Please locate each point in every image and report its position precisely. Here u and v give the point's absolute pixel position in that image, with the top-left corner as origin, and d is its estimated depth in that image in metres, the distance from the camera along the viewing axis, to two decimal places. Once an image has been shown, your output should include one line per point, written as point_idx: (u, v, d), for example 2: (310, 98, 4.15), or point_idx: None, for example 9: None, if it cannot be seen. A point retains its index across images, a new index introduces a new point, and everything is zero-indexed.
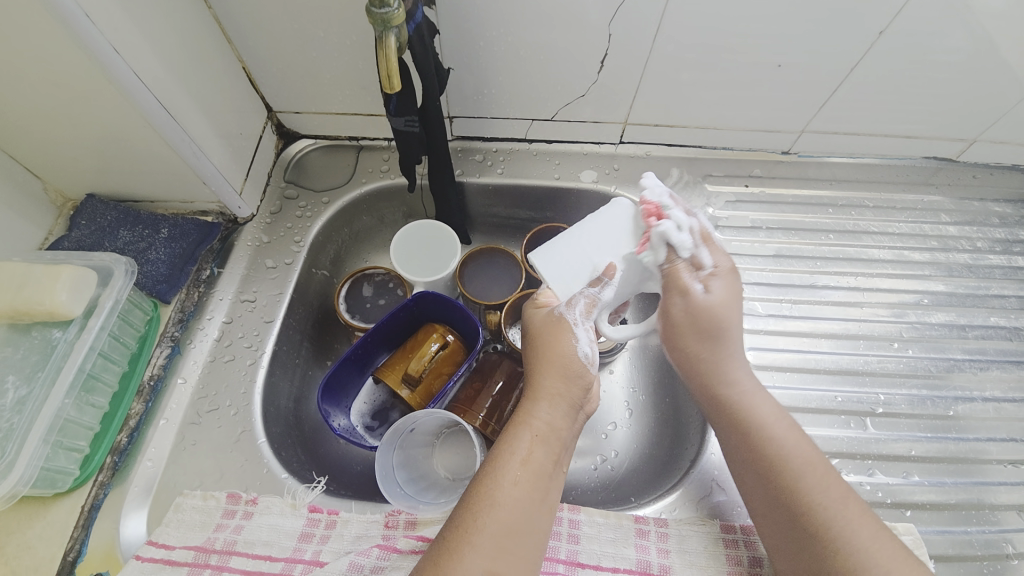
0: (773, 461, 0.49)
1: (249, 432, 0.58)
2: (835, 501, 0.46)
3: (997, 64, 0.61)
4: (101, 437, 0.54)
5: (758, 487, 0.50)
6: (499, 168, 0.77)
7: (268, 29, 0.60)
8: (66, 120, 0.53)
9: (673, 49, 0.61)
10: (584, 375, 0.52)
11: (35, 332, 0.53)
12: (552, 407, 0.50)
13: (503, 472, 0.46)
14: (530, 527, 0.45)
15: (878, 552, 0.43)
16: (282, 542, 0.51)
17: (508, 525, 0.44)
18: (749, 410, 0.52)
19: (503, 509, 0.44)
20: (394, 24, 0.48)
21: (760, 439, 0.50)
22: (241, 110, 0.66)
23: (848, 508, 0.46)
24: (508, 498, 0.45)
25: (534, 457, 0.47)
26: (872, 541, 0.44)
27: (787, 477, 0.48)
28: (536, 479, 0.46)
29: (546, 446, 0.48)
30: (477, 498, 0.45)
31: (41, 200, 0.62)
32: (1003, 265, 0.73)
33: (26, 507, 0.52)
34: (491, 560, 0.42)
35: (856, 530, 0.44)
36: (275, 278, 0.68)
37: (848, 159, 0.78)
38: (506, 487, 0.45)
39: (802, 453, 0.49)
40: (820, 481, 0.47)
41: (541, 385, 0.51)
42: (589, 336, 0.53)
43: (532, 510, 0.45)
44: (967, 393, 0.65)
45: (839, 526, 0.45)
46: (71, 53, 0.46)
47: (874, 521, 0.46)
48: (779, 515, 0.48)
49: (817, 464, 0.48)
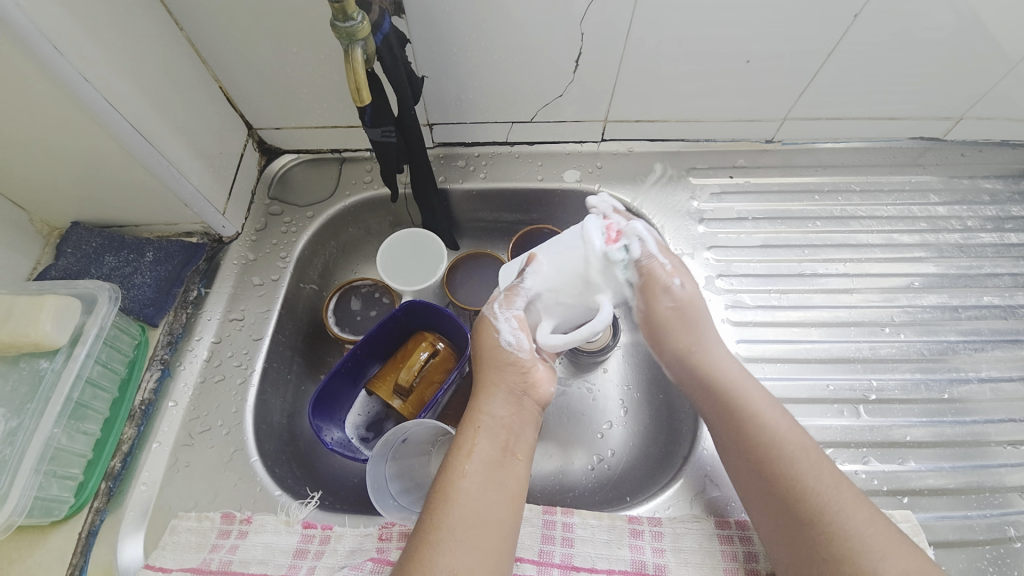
0: (764, 450, 0.49)
1: (242, 451, 0.58)
2: (828, 486, 0.46)
3: (978, 40, 0.60)
4: (94, 464, 0.55)
5: (750, 481, 0.49)
6: (482, 173, 0.76)
7: (241, 48, 0.60)
8: (42, 151, 0.53)
9: (647, 45, 0.61)
10: (523, 361, 0.52)
11: (22, 363, 0.53)
12: (497, 398, 0.50)
13: (454, 469, 0.46)
14: (490, 520, 0.44)
15: (874, 533, 0.43)
16: (277, 559, 0.51)
17: (466, 520, 0.44)
18: (742, 398, 0.51)
19: (458, 504, 0.44)
20: (359, 37, 0.48)
21: (750, 429, 0.50)
22: (220, 130, 0.66)
23: (842, 491, 0.46)
24: (462, 493, 0.45)
25: (481, 449, 0.47)
26: (867, 524, 0.44)
27: (780, 464, 0.48)
28: (485, 471, 0.46)
29: (493, 437, 0.48)
30: (434, 499, 0.46)
31: (27, 230, 0.63)
32: (995, 243, 0.72)
33: (25, 535, 0.52)
34: (450, 557, 0.42)
35: (849, 514, 0.44)
36: (263, 295, 0.68)
37: (833, 144, 0.77)
38: (459, 482, 0.46)
39: (792, 440, 0.49)
40: (810, 469, 0.47)
41: (482, 381, 0.52)
42: (512, 326, 0.52)
43: (485, 500, 0.45)
44: (963, 374, 0.65)
45: (834, 511, 0.45)
46: (41, 85, 0.46)
47: (868, 506, 0.45)
48: (773, 505, 0.47)
49: (807, 447, 0.49)
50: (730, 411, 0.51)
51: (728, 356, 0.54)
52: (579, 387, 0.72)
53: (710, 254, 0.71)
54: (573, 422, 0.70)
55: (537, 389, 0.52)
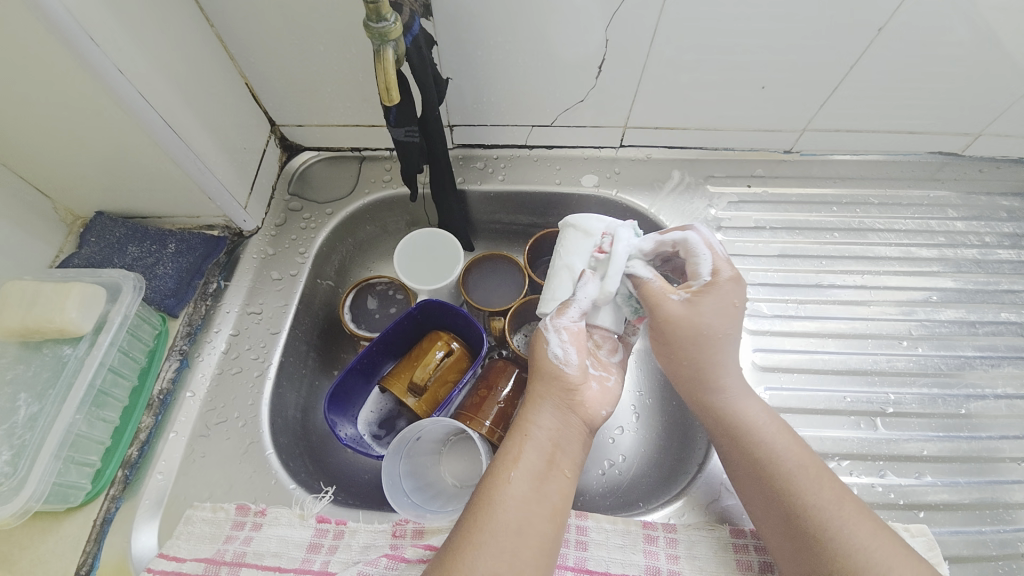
0: (764, 464, 0.49)
1: (257, 444, 0.59)
2: (829, 504, 0.46)
3: (999, 57, 0.60)
4: (112, 452, 0.55)
5: (751, 491, 0.50)
6: (500, 175, 0.77)
7: (268, 45, 0.61)
8: (73, 141, 0.54)
9: (670, 53, 0.61)
10: (573, 379, 0.52)
11: (46, 349, 0.54)
12: (545, 411, 0.51)
13: (500, 475, 0.47)
14: (534, 532, 0.45)
15: (878, 549, 0.43)
16: (291, 553, 0.51)
17: (510, 526, 0.44)
18: (737, 414, 0.52)
19: (504, 510, 0.45)
20: (390, 37, 0.49)
21: (754, 441, 0.51)
22: (244, 125, 0.67)
23: (844, 510, 0.46)
24: (506, 499, 0.46)
25: (525, 458, 0.48)
26: (869, 540, 0.44)
27: (785, 480, 0.48)
28: (532, 481, 0.47)
29: (540, 448, 0.49)
30: (479, 502, 0.46)
31: (51, 218, 0.63)
32: (1012, 259, 0.72)
33: (40, 521, 0.53)
34: (493, 562, 0.42)
35: (852, 532, 0.44)
36: (281, 290, 0.68)
37: (851, 157, 0.77)
38: (507, 488, 0.46)
39: (794, 459, 0.49)
40: (811, 481, 0.48)
41: (535, 393, 0.53)
42: (561, 339, 0.54)
43: (532, 509, 0.46)
44: (979, 390, 0.64)
45: (836, 530, 0.45)
46: (76, 75, 0.47)
47: (871, 517, 0.46)
48: (777, 520, 0.48)
49: (811, 465, 0.49)
50: (731, 428, 0.52)
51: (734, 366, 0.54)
52: None
53: None
54: None
55: (587, 407, 0.52)
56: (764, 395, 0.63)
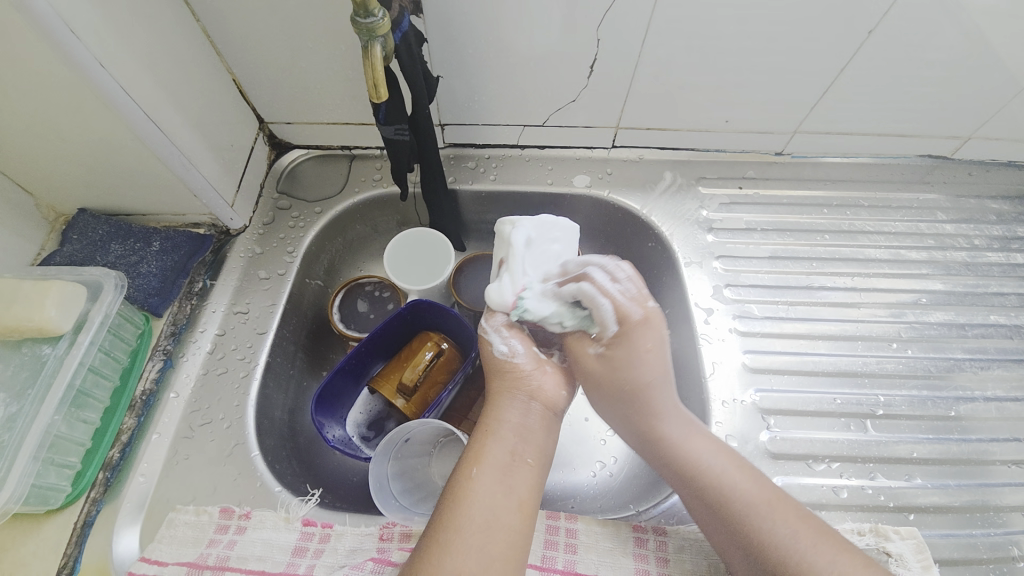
0: (731, 475, 0.49)
1: (243, 445, 0.58)
2: (790, 533, 0.45)
3: (990, 61, 0.60)
4: (93, 453, 0.54)
5: (711, 528, 0.48)
6: (492, 174, 0.76)
7: (256, 41, 0.60)
8: (53, 134, 0.53)
9: (662, 54, 0.61)
10: (524, 369, 0.53)
11: (25, 348, 0.53)
12: (507, 405, 0.51)
13: (464, 472, 0.47)
14: (501, 525, 0.44)
15: (841, 571, 0.42)
16: (276, 556, 0.50)
17: (477, 522, 0.44)
18: (684, 452, 0.50)
19: (467, 507, 0.44)
20: (379, 33, 0.48)
21: (698, 472, 0.49)
22: (231, 122, 0.66)
23: (807, 534, 0.45)
24: (472, 495, 0.45)
25: (491, 453, 0.48)
26: (837, 566, 0.43)
27: (743, 517, 0.46)
28: (497, 475, 0.46)
29: (504, 440, 0.49)
30: (445, 502, 0.46)
31: (33, 215, 0.62)
32: (1002, 262, 0.73)
33: (18, 524, 0.51)
34: (459, 559, 0.42)
35: (817, 562, 0.43)
36: (268, 289, 0.67)
37: (842, 159, 0.77)
38: (473, 485, 0.46)
39: (752, 488, 0.48)
40: (771, 508, 0.46)
41: (495, 390, 0.53)
42: (507, 336, 0.54)
43: (499, 503, 0.45)
44: (968, 392, 0.64)
45: (802, 559, 0.43)
46: (56, 67, 0.46)
47: (835, 537, 0.45)
48: (735, 541, 0.46)
49: (763, 493, 0.47)
50: (677, 469, 0.50)
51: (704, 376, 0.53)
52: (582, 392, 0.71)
53: (718, 263, 0.71)
54: (575, 428, 0.69)
55: (548, 393, 0.53)
56: (754, 397, 0.63)
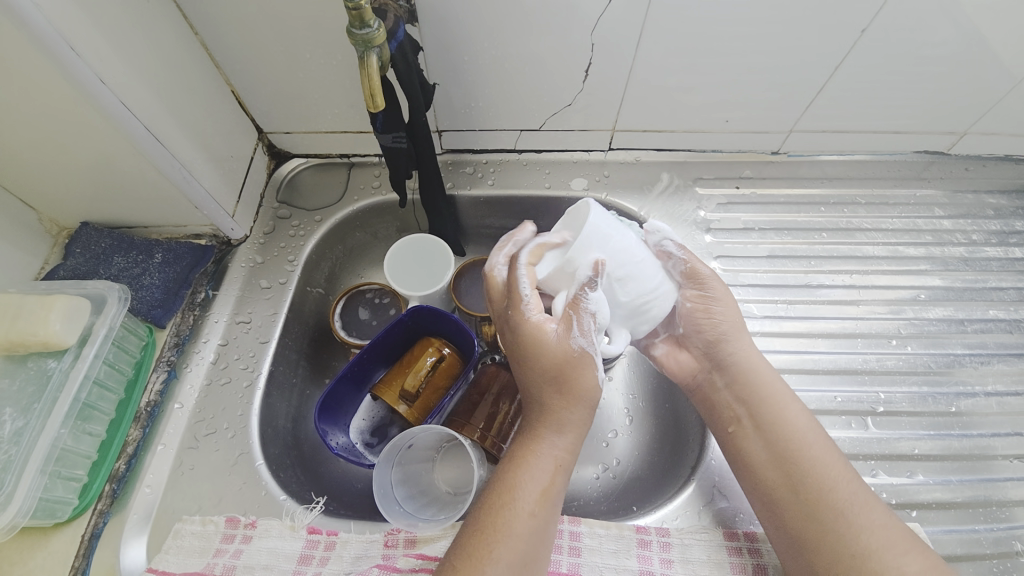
0: (790, 456, 0.51)
1: (247, 455, 0.58)
2: (851, 488, 0.49)
3: (983, 56, 0.60)
4: (99, 465, 0.55)
5: (770, 474, 0.51)
6: (489, 180, 0.77)
7: (254, 53, 0.60)
8: (56, 150, 0.54)
9: (656, 56, 0.62)
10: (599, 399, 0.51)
11: (30, 362, 0.53)
12: (567, 434, 0.50)
13: (517, 500, 0.46)
14: (538, 554, 0.45)
15: (891, 533, 0.46)
16: (281, 565, 0.51)
17: (516, 552, 0.44)
18: (769, 401, 0.53)
19: (515, 536, 0.45)
20: (375, 44, 0.49)
21: (776, 424, 0.52)
22: (231, 133, 0.66)
23: (862, 495, 0.48)
24: (521, 524, 0.45)
25: (547, 485, 0.47)
26: (884, 526, 0.47)
27: (806, 462, 0.50)
28: (547, 507, 0.47)
29: (563, 473, 0.49)
30: (489, 522, 0.45)
31: (36, 230, 0.63)
32: (1000, 257, 0.73)
33: (26, 537, 0.52)
34: None
35: (869, 517, 0.47)
36: (270, 298, 0.68)
37: (838, 157, 0.78)
38: (522, 515, 0.46)
39: (820, 444, 0.51)
40: (835, 468, 0.50)
41: (560, 412, 0.50)
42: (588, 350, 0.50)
43: (543, 534, 0.46)
44: (968, 388, 0.65)
45: (853, 512, 0.47)
46: (57, 85, 0.47)
47: (884, 508, 0.48)
48: (794, 490, 0.49)
49: (829, 451, 0.51)
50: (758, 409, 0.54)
51: (759, 356, 0.56)
52: None
53: (716, 264, 0.71)
54: None
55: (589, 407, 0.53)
56: None
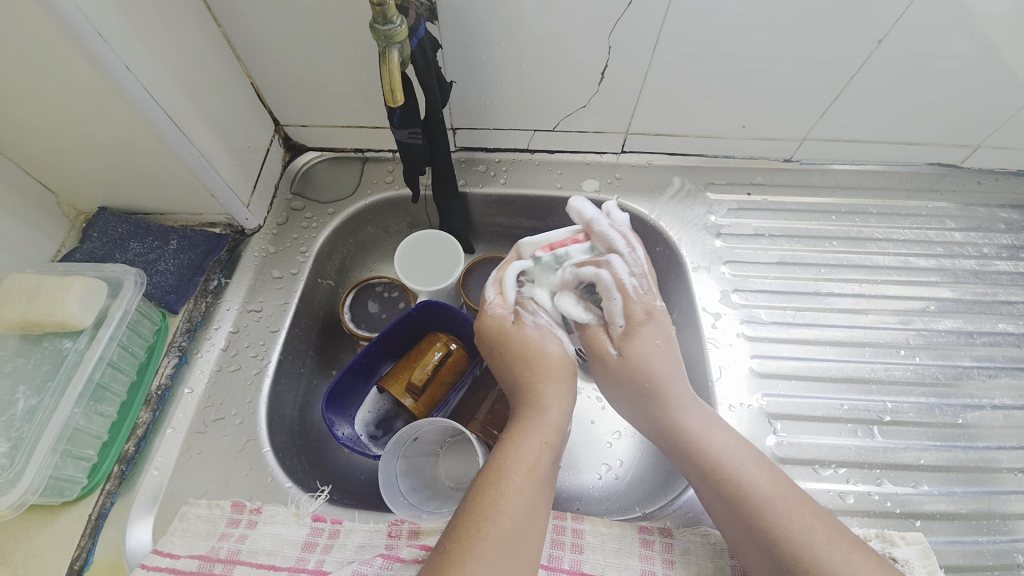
0: (739, 502, 0.48)
1: (254, 441, 0.59)
2: (805, 525, 0.46)
3: (1000, 70, 0.61)
4: (109, 446, 0.55)
5: (726, 520, 0.49)
6: (502, 178, 0.77)
7: (275, 46, 0.61)
8: (79, 136, 0.55)
9: (672, 61, 0.62)
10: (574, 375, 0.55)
11: (46, 342, 0.54)
12: (551, 415, 0.52)
13: (504, 480, 0.46)
14: (531, 535, 0.45)
15: (852, 568, 0.44)
16: (285, 551, 0.51)
17: (506, 532, 0.44)
18: (709, 448, 0.51)
19: (503, 515, 0.44)
20: (396, 40, 0.49)
21: (720, 472, 0.50)
22: (249, 124, 0.67)
23: (820, 527, 0.46)
24: (508, 504, 0.45)
25: (535, 464, 0.48)
26: (845, 564, 0.44)
27: (757, 505, 0.48)
28: (536, 485, 0.47)
29: (549, 454, 0.49)
30: (474, 503, 0.46)
31: (54, 213, 0.64)
32: (1011, 271, 0.73)
33: (34, 515, 0.52)
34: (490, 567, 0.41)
35: (828, 552, 0.44)
36: (281, 288, 0.69)
37: (851, 167, 0.78)
38: (511, 494, 0.46)
39: (766, 481, 0.49)
40: (785, 504, 0.47)
41: (543, 396, 0.53)
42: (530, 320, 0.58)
43: (533, 513, 0.46)
44: (976, 401, 0.64)
45: (812, 553, 0.44)
46: (84, 72, 0.48)
47: (845, 534, 0.46)
48: (752, 536, 0.47)
49: (782, 491, 0.48)
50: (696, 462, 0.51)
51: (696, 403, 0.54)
52: (589, 395, 0.72)
53: (725, 268, 0.72)
54: (581, 430, 0.70)
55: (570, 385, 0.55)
56: (761, 401, 0.63)
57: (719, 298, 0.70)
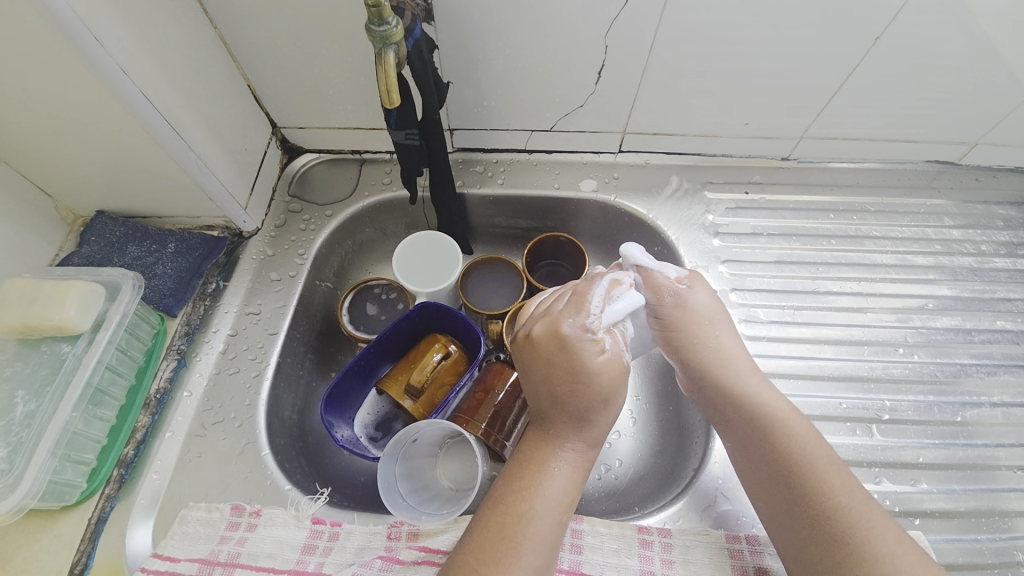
0: (790, 471, 0.47)
1: (254, 444, 0.59)
2: (857, 508, 0.45)
3: (997, 67, 0.61)
4: (108, 450, 0.55)
5: (769, 490, 0.48)
6: (499, 179, 0.77)
7: (271, 48, 0.61)
8: (75, 139, 0.54)
9: (669, 60, 0.62)
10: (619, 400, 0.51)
11: (44, 346, 0.54)
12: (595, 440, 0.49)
13: (542, 509, 0.45)
14: (552, 558, 0.45)
15: (902, 556, 0.43)
16: (285, 554, 0.51)
17: (535, 561, 0.43)
18: (763, 415, 0.50)
19: (535, 545, 0.44)
20: (392, 41, 0.49)
21: (772, 440, 0.49)
22: (246, 126, 0.67)
23: (870, 513, 0.45)
24: (540, 531, 0.44)
25: (570, 493, 0.46)
26: (895, 550, 0.43)
27: (806, 479, 0.47)
28: (567, 513, 0.46)
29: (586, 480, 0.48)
30: (511, 528, 0.44)
31: (52, 217, 0.64)
32: (1009, 268, 0.73)
33: (34, 519, 0.52)
34: None
35: (879, 538, 0.43)
36: (280, 291, 0.69)
37: (849, 165, 0.78)
38: (547, 523, 0.44)
39: (820, 455, 0.48)
40: (838, 485, 0.46)
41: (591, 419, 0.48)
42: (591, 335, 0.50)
43: (560, 537, 0.46)
44: (974, 398, 0.64)
45: (861, 535, 0.43)
46: (80, 76, 0.48)
47: (894, 525, 0.45)
48: (795, 510, 0.46)
49: (834, 469, 0.47)
50: (750, 423, 0.50)
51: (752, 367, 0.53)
52: None
53: (724, 268, 0.72)
54: None
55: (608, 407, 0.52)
56: None
57: (718, 297, 0.70)
